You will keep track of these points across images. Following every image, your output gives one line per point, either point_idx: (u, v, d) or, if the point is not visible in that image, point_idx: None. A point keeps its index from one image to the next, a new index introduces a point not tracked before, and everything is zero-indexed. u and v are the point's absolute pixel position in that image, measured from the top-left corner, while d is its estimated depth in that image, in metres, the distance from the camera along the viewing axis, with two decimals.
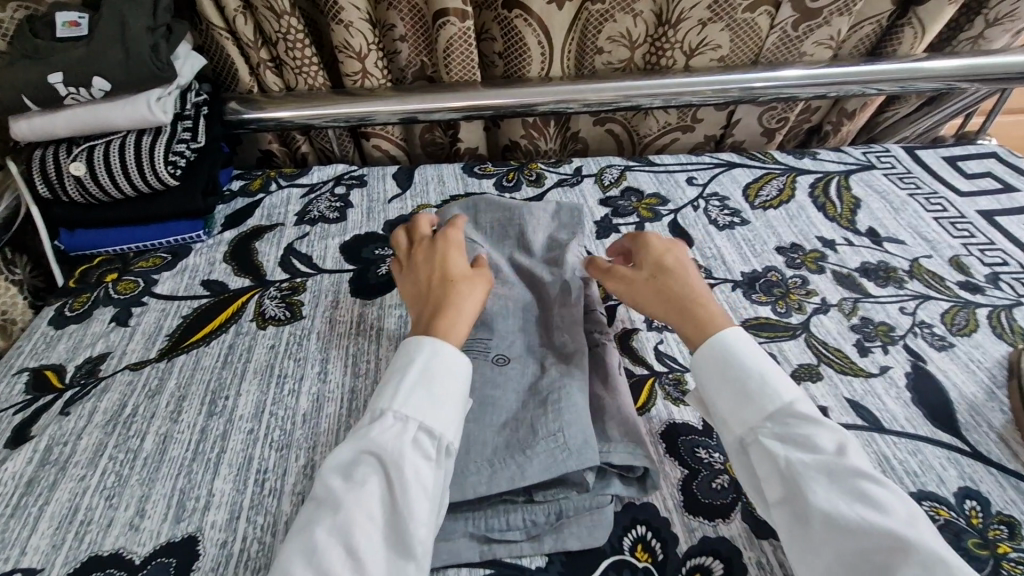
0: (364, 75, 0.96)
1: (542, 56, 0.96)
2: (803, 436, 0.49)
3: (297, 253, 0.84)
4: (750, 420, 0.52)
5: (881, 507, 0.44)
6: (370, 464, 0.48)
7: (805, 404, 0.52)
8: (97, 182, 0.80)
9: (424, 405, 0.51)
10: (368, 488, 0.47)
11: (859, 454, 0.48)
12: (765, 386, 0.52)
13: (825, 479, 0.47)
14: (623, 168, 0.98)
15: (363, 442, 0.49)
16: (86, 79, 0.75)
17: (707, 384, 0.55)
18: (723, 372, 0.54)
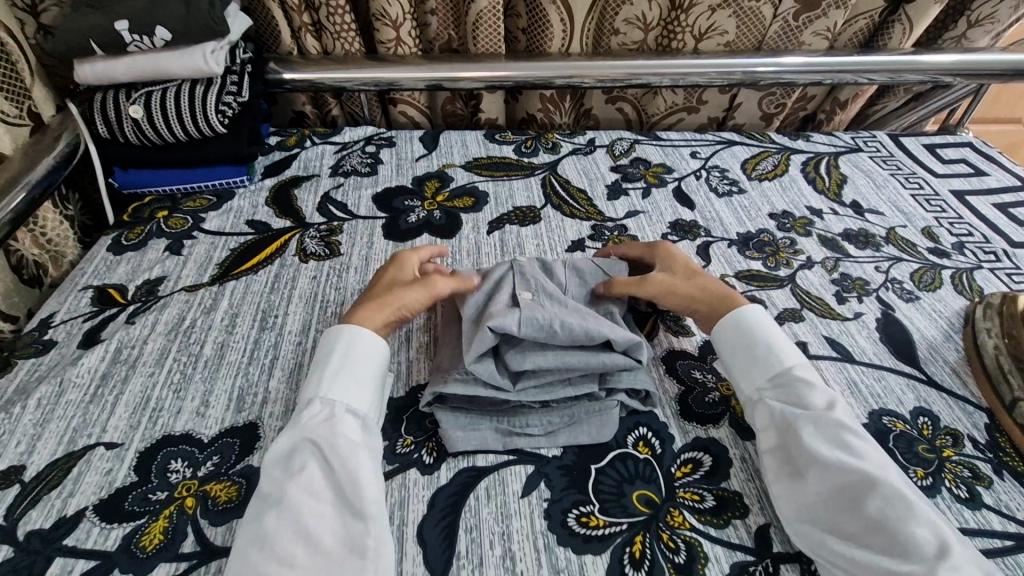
0: (398, 42, 1.04)
1: (563, 33, 1.04)
2: (797, 394, 0.58)
3: (333, 201, 0.92)
4: (756, 381, 0.61)
5: (858, 453, 0.52)
6: (334, 416, 0.55)
7: (807, 371, 0.60)
8: (152, 125, 0.86)
9: (357, 367, 0.59)
10: (310, 468, 0.52)
11: (846, 412, 0.56)
12: (770, 354, 0.61)
13: (814, 428, 0.55)
14: (632, 141, 1.07)
15: (299, 429, 0.54)
16: (149, 28, 0.82)
17: (724, 353, 0.64)
18: (737, 342, 0.63)
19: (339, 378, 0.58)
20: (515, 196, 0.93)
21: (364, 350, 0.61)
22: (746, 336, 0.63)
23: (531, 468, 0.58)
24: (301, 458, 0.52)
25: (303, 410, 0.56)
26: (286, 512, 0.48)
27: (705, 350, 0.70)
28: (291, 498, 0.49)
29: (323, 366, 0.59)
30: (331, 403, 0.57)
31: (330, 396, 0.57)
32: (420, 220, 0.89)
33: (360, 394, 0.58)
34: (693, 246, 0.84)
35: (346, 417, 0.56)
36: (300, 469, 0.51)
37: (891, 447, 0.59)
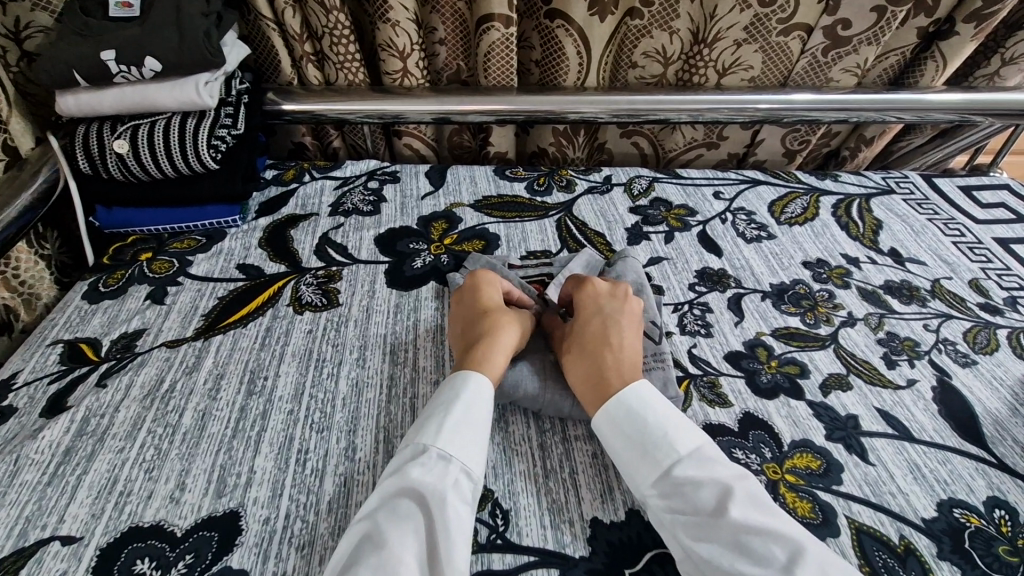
0: (405, 73, 0.98)
1: (579, 66, 0.98)
2: (684, 495, 0.50)
3: (333, 243, 0.85)
4: (642, 484, 0.52)
5: (763, 559, 0.44)
6: (448, 476, 0.50)
7: (693, 463, 0.51)
8: (139, 161, 0.80)
9: (475, 420, 0.54)
10: (409, 527, 0.47)
11: (741, 503, 0.48)
12: (652, 447, 0.53)
13: (703, 538, 0.47)
14: (651, 179, 1.01)
15: (405, 479, 0.49)
16: (139, 58, 0.76)
17: (610, 448, 0.55)
18: (614, 436, 0.55)
19: (457, 431, 0.53)
20: (528, 239, 0.87)
21: (484, 399, 0.56)
22: (624, 431, 0.55)
23: (555, 572, 0.50)
24: (403, 515, 0.47)
25: (414, 458, 0.51)
26: (380, 566, 0.44)
27: (745, 423, 0.62)
28: (391, 549, 0.45)
29: (442, 413, 0.54)
30: (447, 459, 0.51)
31: (448, 450, 0.51)
32: (425, 265, 0.82)
33: (473, 452, 0.52)
34: (724, 298, 0.77)
35: (460, 478, 0.50)
36: (403, 523, 0.47)
37: (968, 548, 0.52)
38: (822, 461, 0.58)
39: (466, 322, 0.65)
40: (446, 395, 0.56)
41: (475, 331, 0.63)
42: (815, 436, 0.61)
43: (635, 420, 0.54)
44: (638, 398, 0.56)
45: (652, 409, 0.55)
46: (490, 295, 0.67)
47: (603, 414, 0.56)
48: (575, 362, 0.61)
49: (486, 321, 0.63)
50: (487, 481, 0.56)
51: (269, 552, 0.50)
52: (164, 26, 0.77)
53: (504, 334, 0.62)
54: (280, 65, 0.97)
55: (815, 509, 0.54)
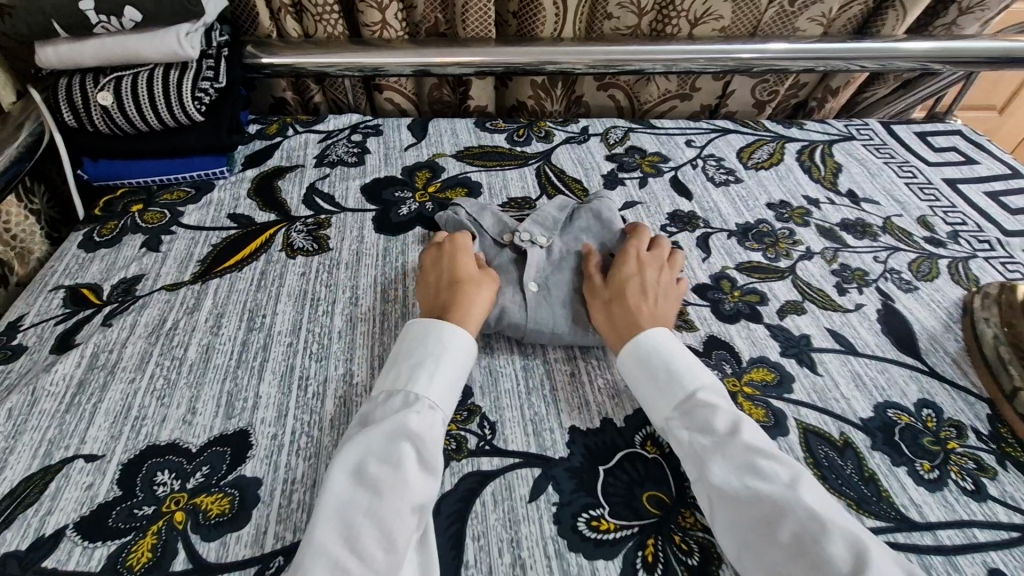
0: (383, 25, 0.99)
1: (555, 17, 1.00)
2: (702, 418, 0.55)
3: (320, 192, 0.88)
4: (663, 410, 0.58)
5: (767, 476, 0.50)
6: (435, 424, 0.54)
7: (711, 394, 0.57)
8: (124, 113, 0.81)
9: (456, 369, 0.58)
10: (403, 469, 0.50)
11: (751, 430, 0.54)
12: (677, 376, 0.58)
13: (721, 457, 0.52)
14: (627, 129, 1.04)
15: (400, 428, 0.52)
16: (118, 8, 0.76)
17: (637, 378, 0.60)
18: (640, 371, 0.60)
19: (438, 379, 0.57)
20: (509, 187, 0.91)
21: (466, 348, 0.60)
22: (646, 363, 0.60)
23: (538, 470, 0.56)
24: (397, 452, 0.50)
25: (409, 408, 0.54)
26: (372, 511, 0.47)
27: (709, 344, 0.68)
28: (387, 496, 0.48)
29: (429, 362, 0.57)
30: (434, 407, 0.55)
31: (435, 399, 0.56)
32: (411, 212, 0.86)
33: (449, 398, 0.57)
34: (693, 238, 0.83)
35: (442, 426, 0.55)
36: (398, 465, 0.50)
37: (898, 440, 0.60)
38: (776, 374, 0.65)
39: (438, 283, 0.66)
40: (432, 344, 0.59)
41: (446, 291, 0.65)
42: (770, 353, 0.67)
43: (660, 355, 0.60)
44: (659, 334, 0.61)
45: (670, 346, 0.61)
46: (465, 257, 0.68)
47: (633, 346, 0.61)
48: (607, 306, 0.66)
49: (460, 285, 0.65)
50: (475, 398, 0.62)
51: (278, 462, 0.56)
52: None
53: (483, 290, 0.65)
54: (258, 19, 0.97)
55: (768, 414, 0.61)
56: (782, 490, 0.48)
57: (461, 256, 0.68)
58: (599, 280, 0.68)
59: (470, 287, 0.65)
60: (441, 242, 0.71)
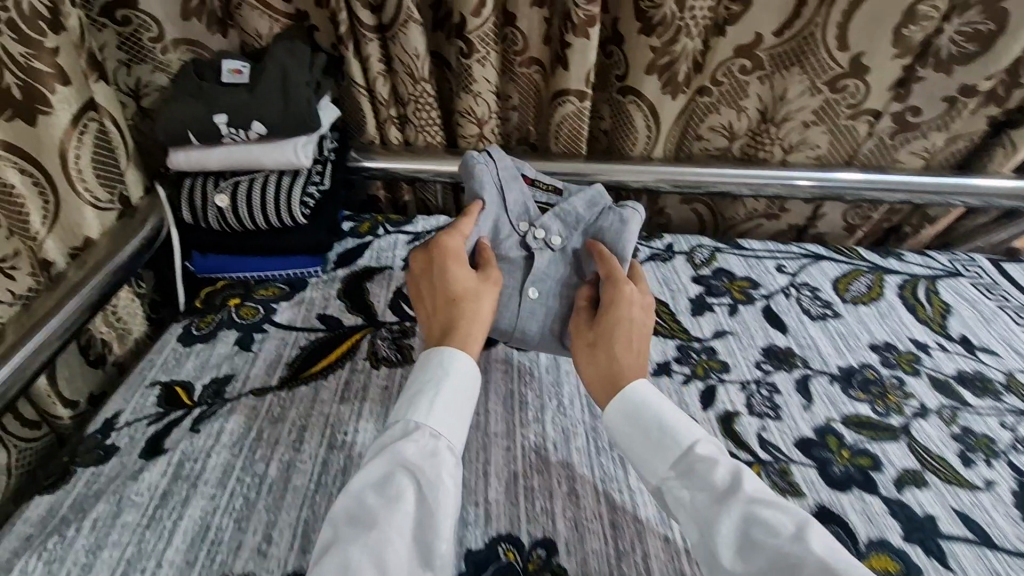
0: (480, 138, 1.03)
1: (647, 138, 1.01)
2: (768, 528, 0.51)
3: (406, 297, 0.89)
4: (699, 503, 0.55)
5: (773, 528, 0.51)
6: (437, 452, 0.57)
7: (770, 507, 0.53)
8: (236, 214, 0.85)
9: (462, 401, 0.62)
10: (401, 506, 0.53)
11: (822, 538, 0.51)
12: (672, 436, 0.60)
13: (789, 565, 0.49)
14: (713, 249, 1.02)
15: (397, 458, 0.55)
16: (247, 122, 0.83)
17: (621, 433, 0.63)
18: (629, 426, 0.63)
19: (439, 410, 0.60)
20: None
21: (466, 371, 0.63)
22: (636, 419, 0.63)
23: None
24: (396, 483, 0.54)
25: (404, 438, 0.57)
26: (371, 546, 0.49)
27: (820, 518, 0.62)
28: (380, 530, 0.51)
29: (431, 391, 0.61)
30: (437, 437, 0.58)
31: (438, 429, 0.59)
32: None
33: (455, 431, 0.60)
34: (791, 379, 0.78)
35: (448, 454, 0.58)
36: (395, 497, 0.53)
37: None
38: (902, 565, 0.58)
39: (434, 299, 0.70)
40: (435, 371, 0.63)
41: (442, 315, 0.69)
42: (891, 535, 0.60)
43: (653, 419, 0.62)
44: (644, 395, 0.63)
45: (665, 411, 0.62)
46: (460, 271, 0.70)
47: (621, 400, 0.64)
48: (589, 352, 0.70)
49: (459, 302, 0.68)
50: (561, 557, 0.62)
51: None
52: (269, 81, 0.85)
53: (480, 304, 0.69)
54: (365, 127, 1.03)
55: None
56: (791, 543, 0.50)
57: (463, 266, 0.70)
58: (586, 318, 0.73)
59: (470, 305, 0.68)
60: (436, 243, 0.71)
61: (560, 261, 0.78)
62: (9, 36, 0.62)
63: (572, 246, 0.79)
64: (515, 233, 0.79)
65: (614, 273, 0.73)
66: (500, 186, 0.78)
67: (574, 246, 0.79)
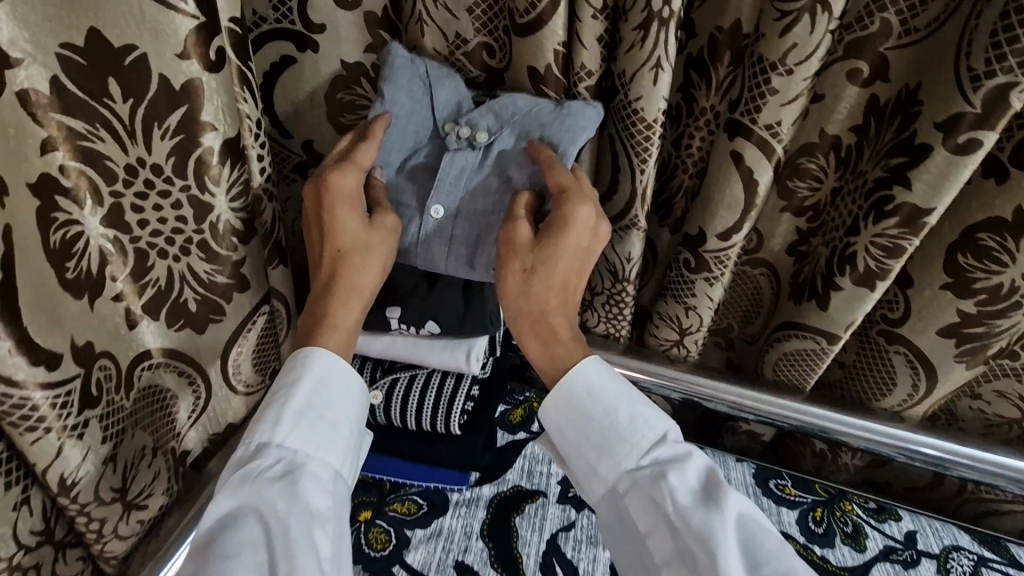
0: (676, 345, 0.82)
1: (905, 398, 0.75)
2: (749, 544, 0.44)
3: (562, 556, 0.72)
4: (630, 481, 0.48)
5: None
6: (303, 471, 0.47)
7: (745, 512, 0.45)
8: (387, 412, 0.73)
9: (330, 399, 0.51)
10: (235, 547, 0.43)
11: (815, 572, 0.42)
12: (625, 433, 0.50)
13: None
14: (976, 558, 0.75)
15: (241, 492, 0.45)
16: (421, 321, 0.68)
17: (566, 438, 0.52)
18: (569, 416, 0.52)
19: (307, 417, 0.49)
20: None
21: (342, 372, 0.53)
22: (577, 410, 0.52)
23: None
24: (238, 522, 0.44)
25: (257, 450, 0.47)
26: None
27: None
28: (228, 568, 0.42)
29: (286, 394, 0.50)
30: (292, 450, 0.48)
31: (298, 444, 0.48)
32: None
33: (326, 443, 0.49)
34: None
35: (315, 477, 0.47)
36: (238, 536, 0.43)
37: None
38: None
39: (319, 249, 0.56)
40: (292, 372, 0.51)
41: (321, 291, 0.56)
42: None
43: (595, 406, 0.51)
44: (587, 377, 0.52)
45: (620, 402, 0.51)
46: (368, 263, 0.55)
47: (561, 390, 0.53)
48: (525, 286, 0.55)
49: (339, 256, 0.55)
50: None
51: None
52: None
53: (363, 269, 0.55)
54: None
55: None
56: None
57: (353, 214, 0.55)
58: (520, 237, 0.55)
59: (349, 265, 0.55)
60: (323, 182, 0.54)
61: (479, 167, 0.60)
62: (196, 255, 0.53)
63: (500, 146, 0.60)
64: (438, 137, 0.61)
65: (557, 212, 0.54)
66: (427, 87, 0.60)
67: (503, 146, 0.60)
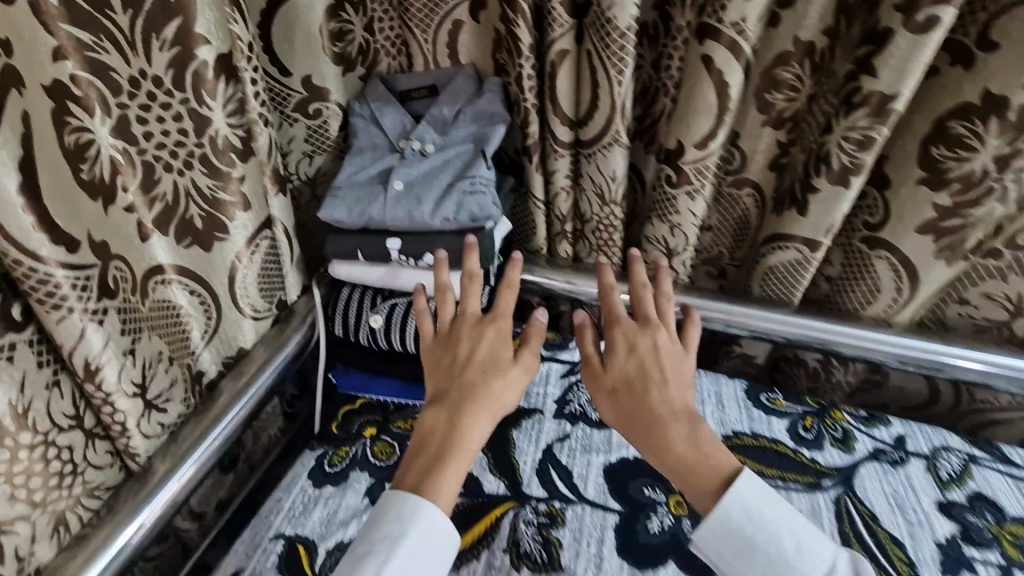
0: (666, 267, 0.85)
1: (890, 302, 0.78)
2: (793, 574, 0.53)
3: (558, 463, 0.75)
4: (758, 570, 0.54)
5: None
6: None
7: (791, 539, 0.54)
8: (388, 339, 0.77)
9: (424, 553, 0.54)
10: None
11: None
12: (770, 543, 0.54)
13: None
14: (966, 458, 0.76)
15: None
16: (420, 253, 0.73)
17: (718, 556, 0.56)
18: (721, 543, 0.56)
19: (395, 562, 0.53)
20: None
21: (430, 514, 0.55)
22: (729, 536, 0.55)
23: None
24: None
25: None
26: None
27: None
28: None
29: (392, 544, 0.53)
30: None
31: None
32: (664, 530, 0.68)
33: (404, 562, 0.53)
34: None
35: None
36: None
37: None
38: None
39: (423, 454, 0.59)
40: (393, 526, 0.54)
41: (414, 468, 0.59)
42: None
43: (738, 533, 0.55)
44: (739, 506, 0.55)
45: (742, 496, 0.56)
46: (476, 428, 0.60)
47: (712, 521, 0.56)
48: (438, 370, 0.65)
49: (449, 434, 0.59)
50: None
51: None
52: (446, 192, 0.72)
53: (498, 389, 0.63)
54: (532, 237, 0.88)
55: None
56: None
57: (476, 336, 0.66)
58: (429, 322, 0.69)
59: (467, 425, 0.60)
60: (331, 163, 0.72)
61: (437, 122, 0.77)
62: (199, 170, 0.59)
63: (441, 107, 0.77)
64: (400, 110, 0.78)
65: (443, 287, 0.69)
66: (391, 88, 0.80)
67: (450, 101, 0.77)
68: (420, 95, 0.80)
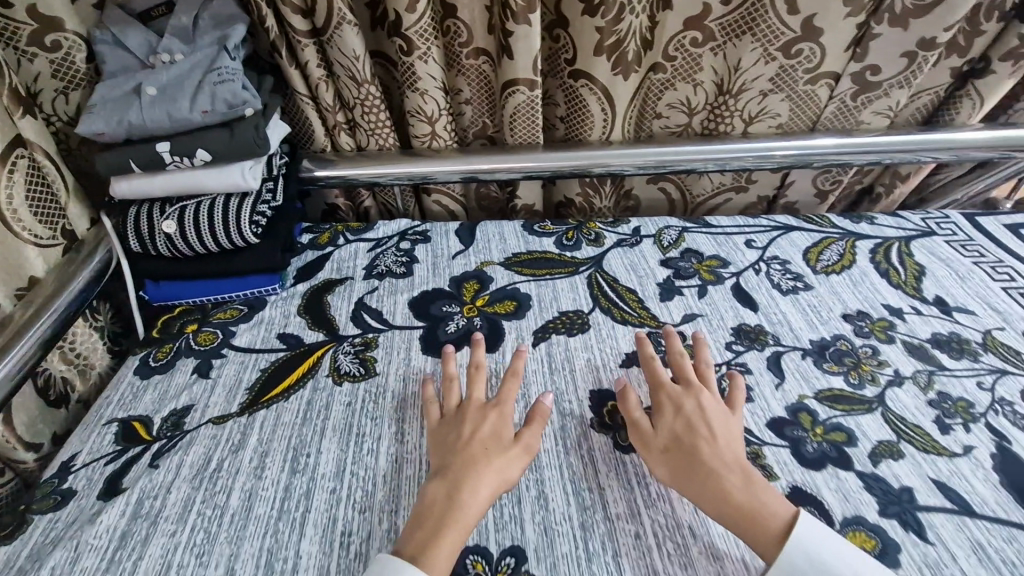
0: (432, 137, 0.99)
1: (603, 122, 0.98)
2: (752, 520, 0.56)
3: (368, 308, 0.87)
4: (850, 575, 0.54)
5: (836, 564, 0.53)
6: None
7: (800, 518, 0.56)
8: (185, 241, 0.83)
9: None
10: None
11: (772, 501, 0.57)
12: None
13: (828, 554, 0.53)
14: (681, 229, 1.00)
15: None
16: (190, 150, 0.79)
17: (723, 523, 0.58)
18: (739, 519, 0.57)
19: None
20: (560, 298, 0.87)
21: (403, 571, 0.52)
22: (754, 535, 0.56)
23: None
24: None
25: None
26: None
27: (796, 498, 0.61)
28: None
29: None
30: None
31: None
32: (459, 328, 0.83)
33: None
34: (763, 358, 0.77)
35: None
36: None
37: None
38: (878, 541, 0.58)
39: (432, 513, 0.57)
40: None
41: (424, 526, 0.56)
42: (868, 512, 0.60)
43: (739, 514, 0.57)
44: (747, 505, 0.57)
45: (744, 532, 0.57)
46: (468, 490, 0.58)
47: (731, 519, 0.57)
48: (441, 458, 0.62)
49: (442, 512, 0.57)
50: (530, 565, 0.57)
51: None
52: (198, 89, 0.78)
53: (475, 489, 0.58)
54: (314, 135, 0.99)
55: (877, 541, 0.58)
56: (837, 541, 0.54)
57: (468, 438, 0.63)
58: (438, 408, 0.69)
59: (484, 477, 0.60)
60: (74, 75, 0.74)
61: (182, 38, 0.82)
62: None
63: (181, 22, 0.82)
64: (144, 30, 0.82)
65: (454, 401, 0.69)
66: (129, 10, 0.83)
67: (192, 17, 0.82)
68: (159, 13, 0.84)
